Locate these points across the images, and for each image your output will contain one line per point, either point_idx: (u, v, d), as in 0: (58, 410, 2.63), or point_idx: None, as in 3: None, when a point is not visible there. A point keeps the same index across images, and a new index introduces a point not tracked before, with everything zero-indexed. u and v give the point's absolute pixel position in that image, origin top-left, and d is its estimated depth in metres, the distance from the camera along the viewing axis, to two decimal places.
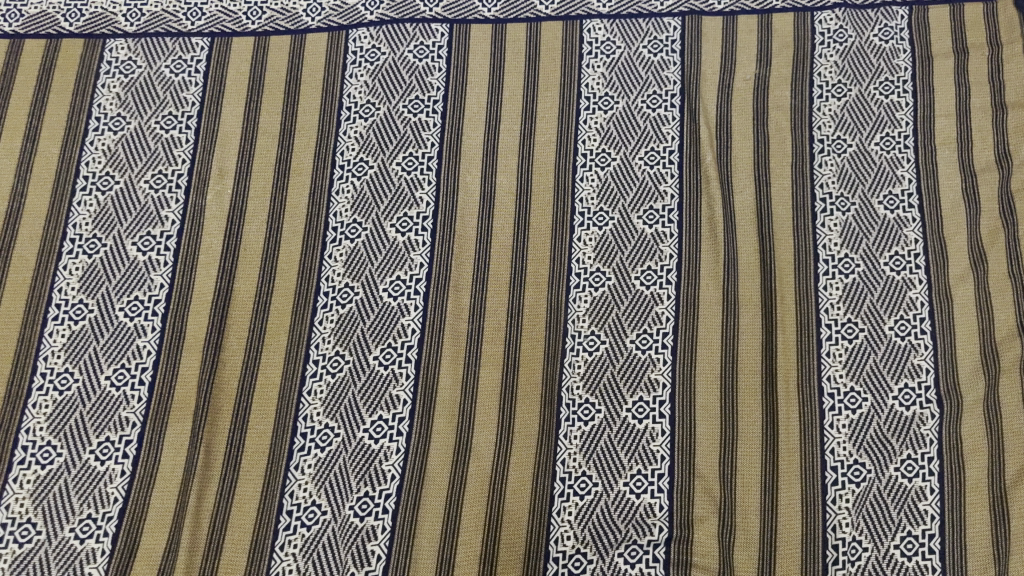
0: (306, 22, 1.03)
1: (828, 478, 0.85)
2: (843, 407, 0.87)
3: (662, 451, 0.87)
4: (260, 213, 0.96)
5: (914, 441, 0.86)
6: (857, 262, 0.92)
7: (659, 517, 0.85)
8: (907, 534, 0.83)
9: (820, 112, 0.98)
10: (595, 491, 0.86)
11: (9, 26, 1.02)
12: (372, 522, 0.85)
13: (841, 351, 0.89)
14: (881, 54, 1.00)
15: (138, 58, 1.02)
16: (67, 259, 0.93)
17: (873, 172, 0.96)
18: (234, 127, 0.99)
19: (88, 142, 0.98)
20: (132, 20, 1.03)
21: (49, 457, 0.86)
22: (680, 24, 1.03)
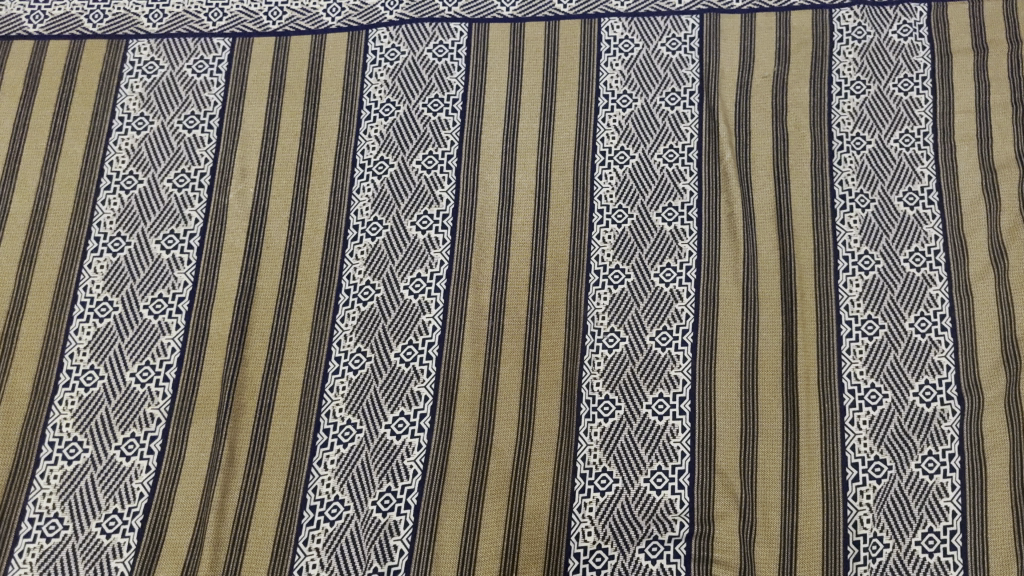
0: (326, 22, 1.04)
1: (849, 474, 0.86)
2: (864, 404, 0.88)
3: (683, 447, 0.87)
4: (281, 213, 0.96)
5: (935, 438, 0.86)
6: (877, 259, 0.92)
7: (680, 513, 0.85)
8: (928, 530, 0.83)
9: (838, 109, 0.98)
10: (616, 487, 0.86)
11: (34, 28, 1.03)
12: (395, 517, 0.86)
13: (862, 347, 0.89)
14: (899, 51, 1.00)
15: (160, 58, 1.02)
16: (92, 257, 0.94)
17: (892, 169, 0.96)
18: (256, 126, 1.00)
19: (112, 141, 0.99)
20: (154, 21, 1.04)
21: (76, 452, 0.87)
22: (698, 22, 1.03)
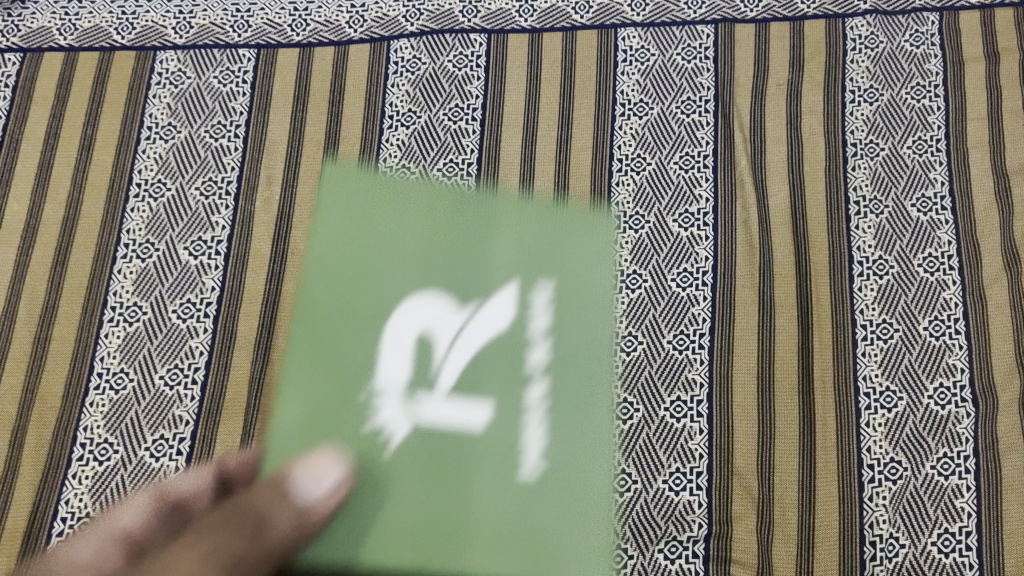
0: (349, 34, 1.06)
1: (865, 476, 0.87)
2: (879, 406, 0.89)
3: (701, 449, 0.88)
4: (306, 219, 0.98)
5: (950, 440, 0.87)
6: (891, 263, 0.94)
7: (699, 514, 0.87)
8: (943, 531, 0.85)
9: (852, 116, 1.00)
10: (635, 489, 0.87)
11: (64, 40, 1.06)
12: None
13: (877, 350, 0.91)
14: (912, 59, 1.02)
15: (187, 69, 1.05)
16: (121, 263, 0.96)
17: (905, 175, 0.97)
18: (280, 135, 1.02)
19: (141, 150, 1.01)
20: (181, 33, 1.06)
21: (107, 454, 0.89)
22: (713, 32, 1.05)
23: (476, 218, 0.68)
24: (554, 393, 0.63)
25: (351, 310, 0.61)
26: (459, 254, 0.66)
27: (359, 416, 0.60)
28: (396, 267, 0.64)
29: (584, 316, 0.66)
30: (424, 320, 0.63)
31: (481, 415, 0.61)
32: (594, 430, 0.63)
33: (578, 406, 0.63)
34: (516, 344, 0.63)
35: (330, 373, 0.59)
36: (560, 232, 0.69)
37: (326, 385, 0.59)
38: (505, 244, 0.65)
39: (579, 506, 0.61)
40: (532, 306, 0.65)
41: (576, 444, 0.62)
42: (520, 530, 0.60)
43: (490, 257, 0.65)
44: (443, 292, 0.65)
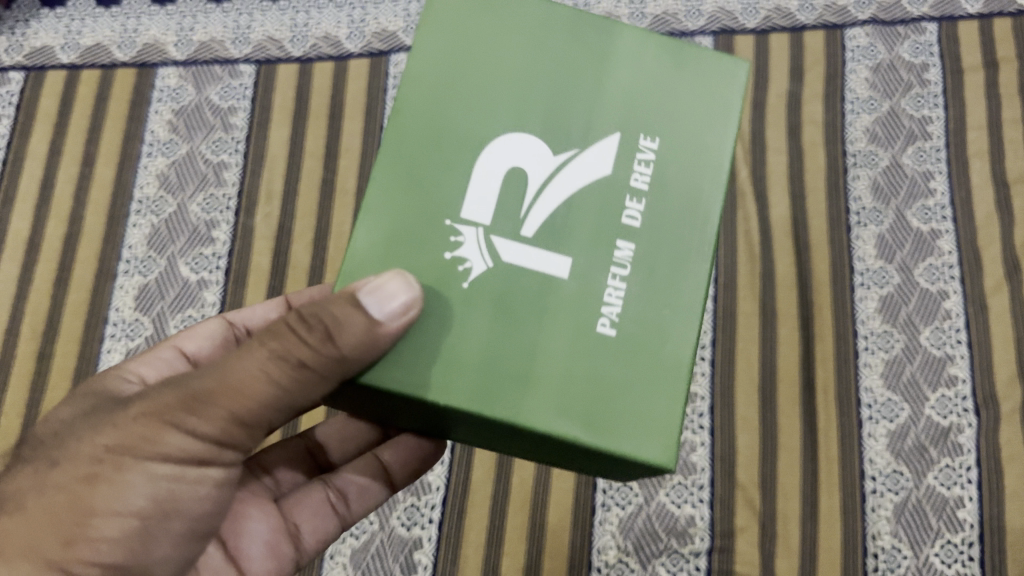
0: (348, 49, 1.06)
1: (867, 487, 0.87)
2: (881, 417, 0.89)
3: (702, 462, 0.88)
4: (306, 233, 0.99)
5: (952, 450, 0.87)
6: (892, 274, 0.94)
7: (701, 527, 0.86)
8: (946, 542, 0.85)
9: (852, 126, 1.00)
10: (636, 502, 0.88)
11: (66, 58, 1.06)
12: (418, 532, 0.87)
13: (878, 361, 0.91)
14: (911, 69, 1.02)
15: (187, 85, 1.05)
16: (123, 278, 0.97)
17: (905, 185, 0.97)
18: (281, 150, 1.02)
19: (142, 166, 1.02)
20: (182, 49, 1.07)
21: None
22: (713, 43, 1.04)
23: (586, 44, 0.47)
24: (645, 256, 0.45)
25: (450, 90, 0.46)
26: (575, 107, 0.46)
27: (423, 241, 0.44)
28: (496, 105, 0.46)
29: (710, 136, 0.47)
30: (521, 160, 0.45)
31: (565, 268, 0.44)
32: (683, 335, 0.44)
33: (676, 265, 0.45)
34: (620, 190, 0.46)
35: (381, 192, 0.44)
36: (702, 92, 0.48)
37: (375, 219, 0.44)
38: (641, 82, 0.47)
39: (654, 396, 0.43)
40: (641, 150, 0.46)
41: (672, 252, 0.46)
42: (582, 394, 0.43)
43: (638, 53, 0.48)
44: (544, 135, 0.46)
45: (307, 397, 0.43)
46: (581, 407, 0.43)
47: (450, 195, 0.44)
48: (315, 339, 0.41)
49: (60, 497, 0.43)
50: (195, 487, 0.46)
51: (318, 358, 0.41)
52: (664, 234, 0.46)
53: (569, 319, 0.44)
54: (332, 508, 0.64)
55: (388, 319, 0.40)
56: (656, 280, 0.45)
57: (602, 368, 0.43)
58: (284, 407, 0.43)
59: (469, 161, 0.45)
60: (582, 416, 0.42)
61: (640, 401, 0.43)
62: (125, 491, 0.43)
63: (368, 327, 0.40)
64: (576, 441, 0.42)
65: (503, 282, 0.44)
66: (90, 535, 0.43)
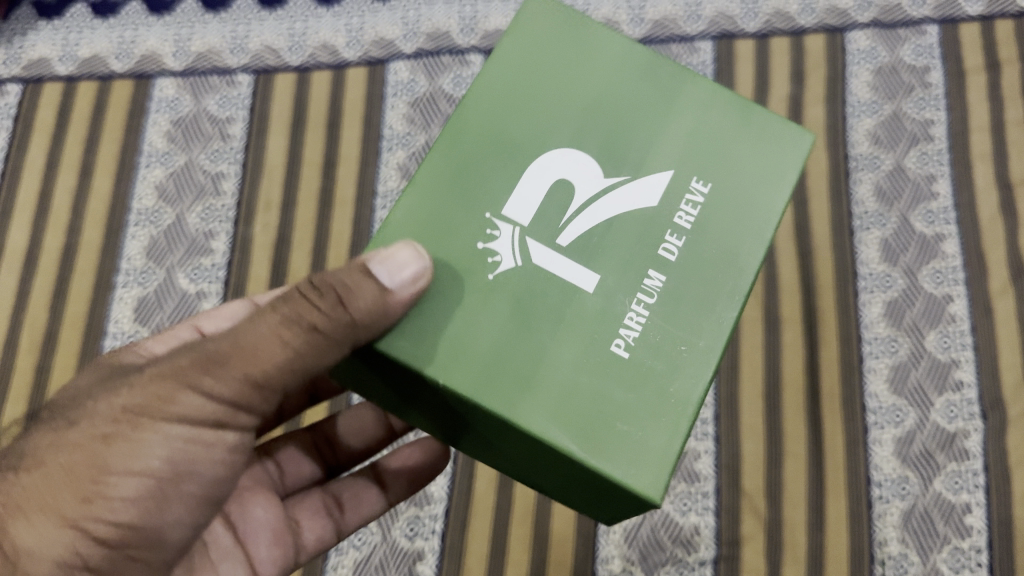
0: (345, 57, 1.06)
1: (874, 493, 0.86)
2: (887, 423, 0.88)
3: (707, 470, 0.87)
4: (305, 243, 0.98)
5: (959, 455, 0.86)
6: (897, 278, 0.93)
7: (706, 536, 0.86)
8: (954, 548, 0.84)
9: (854, 130, 0.99)
10: (641, 511, 0.87)
11: (63, 69, 1.06)
12: (421, 543, 0.86)
13: (884, 366, 0.90)
14: (913, 72, 1.01)
15: (185, 95, 1.05)
16: (122, 291, 0.96)
17: (909, 188, 0.96)
18: (279, 159, 1.02)
19: (140, 178, 1.01)
20: (179, 59, 1.06)
21: None
22: (712, 48, 1.03)
23: (653, 82, 0.51)
24: (674, 289, 0.47)
25: (516, 91, 0.50)
26: (632, 130, 0.50)
27: (463, 235, 0.47)
28: (559, 118, 0.50)
29: (754, 193, 0.50)
30: (564, 172, 0.48)
31: (593, 284, 0.46)
32: (697, 375, 0.45)
33: (703, 307, 0.47)
34: (650, 225, 0.48)
35: (439, 167, 0.48)
36: (764, 160, 0.50)
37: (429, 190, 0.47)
38: (694, 126, 0.51)
39: (650, 427, 0.44)
40: (691, 191, 0.49)
41: (701, 290, 0.47)
42: (578, 407, 0.44)
43: (700, 98, 0.51)
44: (599, 156, 0.49)
45: (312, 365, 0.46)
46: (574, 416, 0.44)
47: (495, 188, 0.48)
48: (327, 305, 0.46)
49: (77, 455, 0.48)
50: (207, 451, 0.50)
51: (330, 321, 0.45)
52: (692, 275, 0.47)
53: (584, 334, 0.45)
54: (327, 513, 0.66)
55: (399, 289, 0.43)
56: (678, 314, 0.46)
57: (607, 388, 0.44)
58: (299, 373, 0.47)
59: (523, 160, 0.49)
60: (574, 428, 0.44)
61: (637, 433, 0.44)
62: (141, 450, 0.48)
63: (381, 297, 0.43)
64: (564, 453, 0.43)
65: (527, 291, 0.46)
66: (108, 490, 0.48)
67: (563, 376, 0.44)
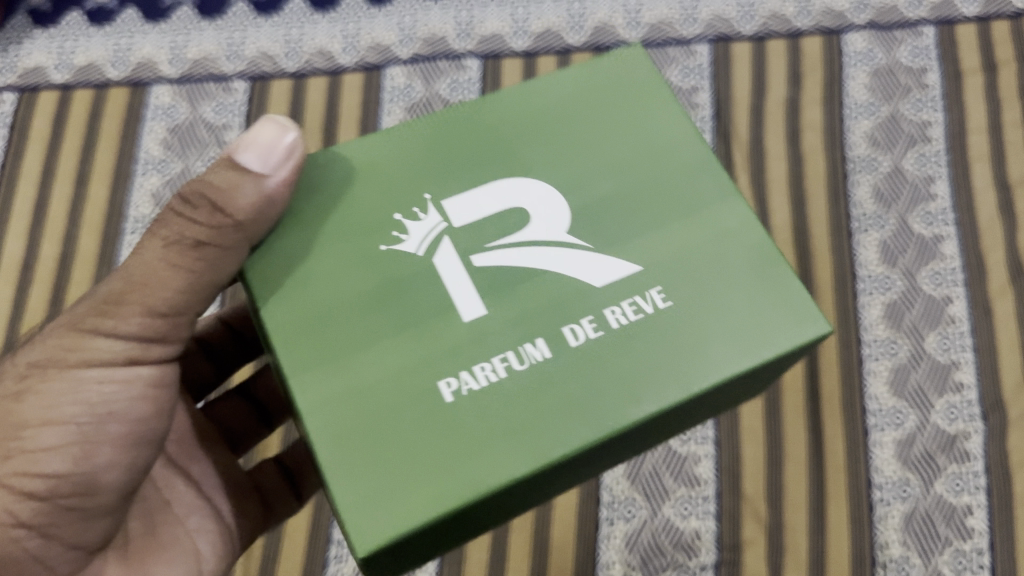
0: (341, 63, 1.05)
1: (875, 496, 0.86)
2: (888, 425, 0.88)
3: (707, 474, 0.87)
4: None
5: (960, 457, 0.86)
6: (896, 279, 0.93)
7: (707, 540, 0.85)
8: (956, 550, 0.84)
9: (852, 132, 0.99)
10: (641, 516, 0.86)
11: (59, 77, 1.06)
12: None
13: (884, 368, 0.90)
14: (910, 73, 1.01)
15: (181, 103, 1.04)
16: None
17: (907, 190, 0.96)
18: None
19: (136, 185, 1.01)
20: (175, 66, 1.06)
21: None
22: (709, 51, 1.03)
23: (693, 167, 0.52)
24: (549, 373, 0.46)
25: (532, 110, 0.53)
26: (639, 201, 0.51)
27: (370, 238, 0.50)
28: (573, 155, 0.52)
29: (741, 344, 0.47)
30: (520, 199, 0.51)
31: (473, 314, 0.47)
32: (488, 466, 0.44)
33: (563, 410, 0.45)
34: (573, 293, 0.48)
35: (416, 146, 0.53)
36: (763, 326, 0.47)
37: (388, 156, 0.52)
38: (715, 240, 0.50)
39: (410, 486, 0.44)
40: (647, 297, 0.48)
41: (602, 365, 0.46)
42: (360, 427, 0.45)
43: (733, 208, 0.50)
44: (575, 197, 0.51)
45: (207, 276, 0.51)
46: (350, 429, 0.45)
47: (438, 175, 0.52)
48: (206, 217, 0.50)
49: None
50: (125, 388, 0.54)
51: (217, 228, 0.50)
52: (593, 357, 0.46)
53: (418, 358, 0.47)
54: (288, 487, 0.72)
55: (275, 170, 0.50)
56: (532, 395, 0.46)
57: (396, 421, 0.45)
58: (203, 288, 0.52)
59: (465, 185, 0.51)
60: (340, 431, 0.45)
61: (392, 484, 0.44)
62: (53, 401, 0.52)
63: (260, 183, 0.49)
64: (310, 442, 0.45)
65: (401, 288, 0.48)
66: (32, 443, 0.51)
67: (371, 384, 0.46)
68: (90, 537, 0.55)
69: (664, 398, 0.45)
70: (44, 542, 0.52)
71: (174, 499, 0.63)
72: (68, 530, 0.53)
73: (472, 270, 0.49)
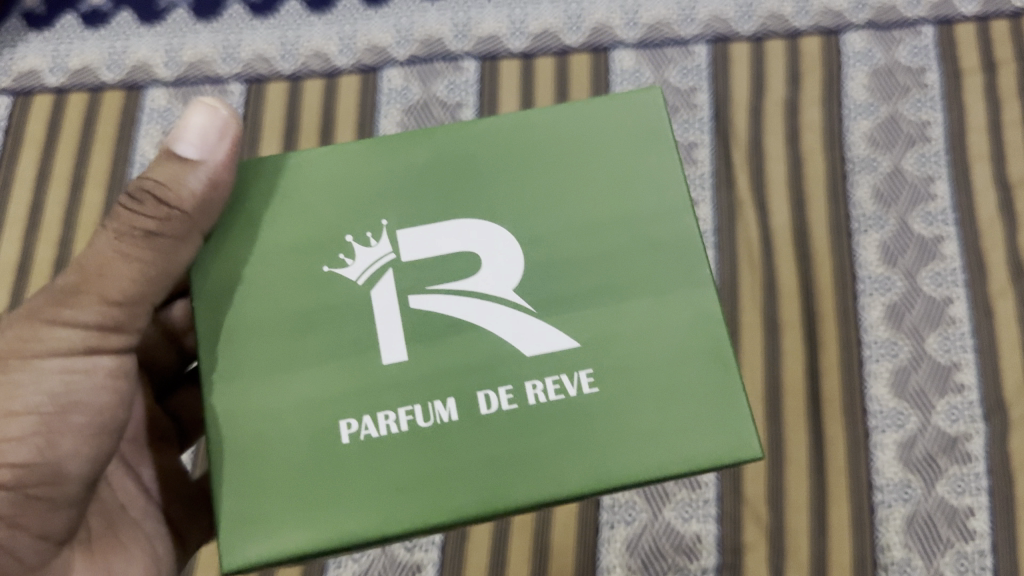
0: (337, 64, 1.05)
1: (876, 498, 0.85)
2: (889, 427, 0.87)
3: (708, 477, 0.87)
4: None
5: (962, 459, 0.86)
6: (896, 280, 0.92)
7: (708, 543, 0.85)
8: (958, 552, 0.83)
9: (851, 132, 0.99)
10: (642, 519, 0.86)
11: (54, 80, 1.05)
12: (420, 555, 0.86)
13: (885, 370, 0.89)
14: (909, 73, 1.00)
15: (177, 106, 1.04)
16: None
17: (907, 190, 0.95)
18: None
19: None
20: (171, 69, 1.05)
21: None
22: (708, 51, 1.03)
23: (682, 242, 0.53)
24: (448, 431, 0.51)
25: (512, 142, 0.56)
26: (611, 259, 0.53)
27: (314, 262, 0.54)
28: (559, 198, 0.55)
29: (658, 443, 0.51)
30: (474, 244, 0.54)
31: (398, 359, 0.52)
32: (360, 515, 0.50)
33: (442, 475, 0.50)
34: (504, 352, 0.52)
35: (394, 171, 0.56)
36: (678, 433, 0.51)
37: (352, 184, 0.56)
38: (671, 325, 0.52)
39: (285, 513, 0.50)
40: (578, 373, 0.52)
41: (512, 430, 0.51)
42: (253, 451, 0.52)
43: (699, 297, 0.53)
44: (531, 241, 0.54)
45: (158, 264, 0.55)
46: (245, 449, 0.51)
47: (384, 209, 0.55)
48: (151, 207, 0.55)
49: None
50: (87, 377, 0.57)
51: (164, 217, 0.54)
52: (500, 424, 0.51)
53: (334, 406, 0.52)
54: None
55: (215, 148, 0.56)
56: (429, 451, 0.51)
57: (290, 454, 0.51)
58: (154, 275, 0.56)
59: (423, 219, 0.55)
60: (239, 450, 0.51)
61: (279, 517, 0.50)
62: (16, 390, 0.54)
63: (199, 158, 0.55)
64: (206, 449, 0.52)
65: (332, 317, 0.53)
66: (0, 433, 0.53)
67: (276, 417, 0.52)
68: (53, 529, 0.56)
69: (567, 480, 0.50)
70: (11, 533, 0.54)
71: (126, 499, 0.64)
72: (32, 520, 0.55)
73: (406, 311, 0.53)
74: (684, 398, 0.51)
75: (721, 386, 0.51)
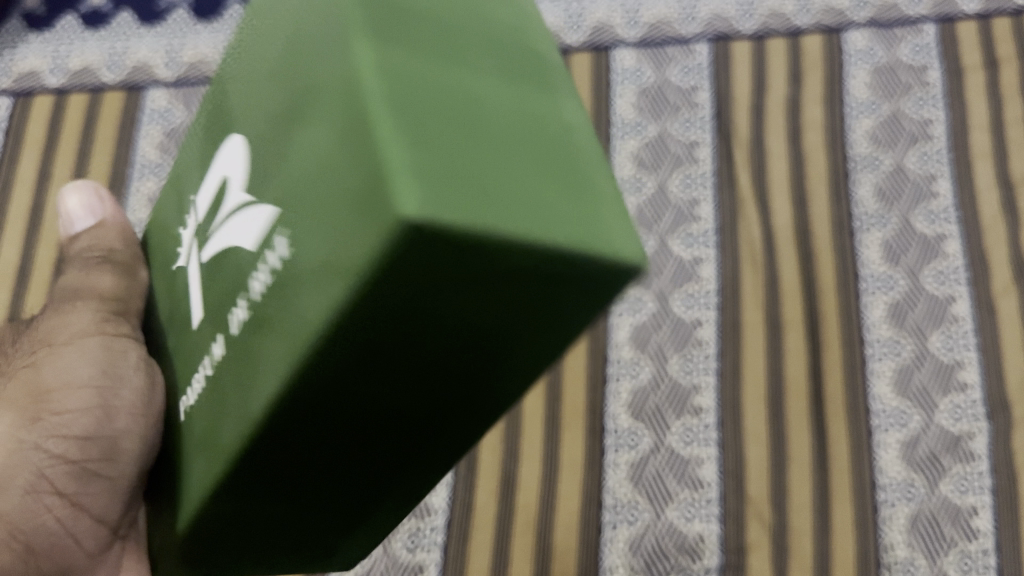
0: None
1: (879, 497, 0.85)
2: (892, 426, 0.87)
3: (710, 476, 0.86)
4: None
5: (965, 458, 0.85)
6: (899, 278, 0.92)
7: (711, 543, 0.85)
8: (962, 551, 0.83)
9: (853, 130, 0.98)
10: (645, 519, 0.85)
11: (53, 81, 1.05)
12: (422, 556, 0.86)
13: (888, 369, 0.89)
14: (911, 71, 1.00)
15: (177, 106, 1.03)
16: None
17: (909, 188, 0.95)
18: None
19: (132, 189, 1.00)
20: (171, 69, 1.05)
21: None
22: (709, 50, 1.03)
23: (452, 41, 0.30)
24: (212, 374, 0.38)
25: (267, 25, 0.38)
26: (295, 76, 0.32)
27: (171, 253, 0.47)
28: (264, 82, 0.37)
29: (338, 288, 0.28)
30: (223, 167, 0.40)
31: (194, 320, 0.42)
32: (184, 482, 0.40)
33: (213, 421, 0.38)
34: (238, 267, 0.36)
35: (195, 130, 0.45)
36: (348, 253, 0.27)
37: (187, 155, 0.46)
38: (341, 121, 0.28)
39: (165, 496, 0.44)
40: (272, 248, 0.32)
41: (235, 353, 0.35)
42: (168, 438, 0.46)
43: (456, 72, 0.28)
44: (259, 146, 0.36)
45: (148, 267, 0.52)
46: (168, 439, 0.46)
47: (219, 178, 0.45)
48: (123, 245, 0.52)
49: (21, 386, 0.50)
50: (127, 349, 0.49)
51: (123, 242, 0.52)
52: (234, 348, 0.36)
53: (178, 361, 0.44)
54: None
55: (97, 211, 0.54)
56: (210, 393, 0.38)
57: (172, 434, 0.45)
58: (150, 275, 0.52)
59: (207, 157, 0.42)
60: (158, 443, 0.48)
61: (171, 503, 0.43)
62: (59, 363, 0.50)
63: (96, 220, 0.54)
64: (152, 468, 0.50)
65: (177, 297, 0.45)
66: (54, 405, 0.49)
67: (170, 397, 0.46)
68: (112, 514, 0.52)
69: (272, 375, 0.32)
70: (72, 512, 0.51)
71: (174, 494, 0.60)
72: (92, 501, 0.51)
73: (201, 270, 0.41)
74: (467, 180, 0.25)
75: (464, 156, 0.26)
